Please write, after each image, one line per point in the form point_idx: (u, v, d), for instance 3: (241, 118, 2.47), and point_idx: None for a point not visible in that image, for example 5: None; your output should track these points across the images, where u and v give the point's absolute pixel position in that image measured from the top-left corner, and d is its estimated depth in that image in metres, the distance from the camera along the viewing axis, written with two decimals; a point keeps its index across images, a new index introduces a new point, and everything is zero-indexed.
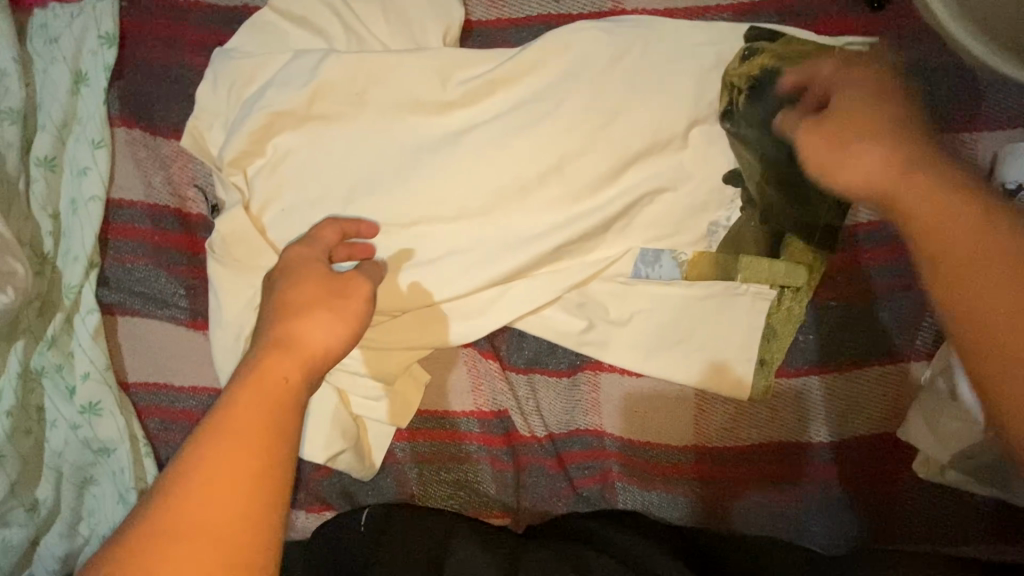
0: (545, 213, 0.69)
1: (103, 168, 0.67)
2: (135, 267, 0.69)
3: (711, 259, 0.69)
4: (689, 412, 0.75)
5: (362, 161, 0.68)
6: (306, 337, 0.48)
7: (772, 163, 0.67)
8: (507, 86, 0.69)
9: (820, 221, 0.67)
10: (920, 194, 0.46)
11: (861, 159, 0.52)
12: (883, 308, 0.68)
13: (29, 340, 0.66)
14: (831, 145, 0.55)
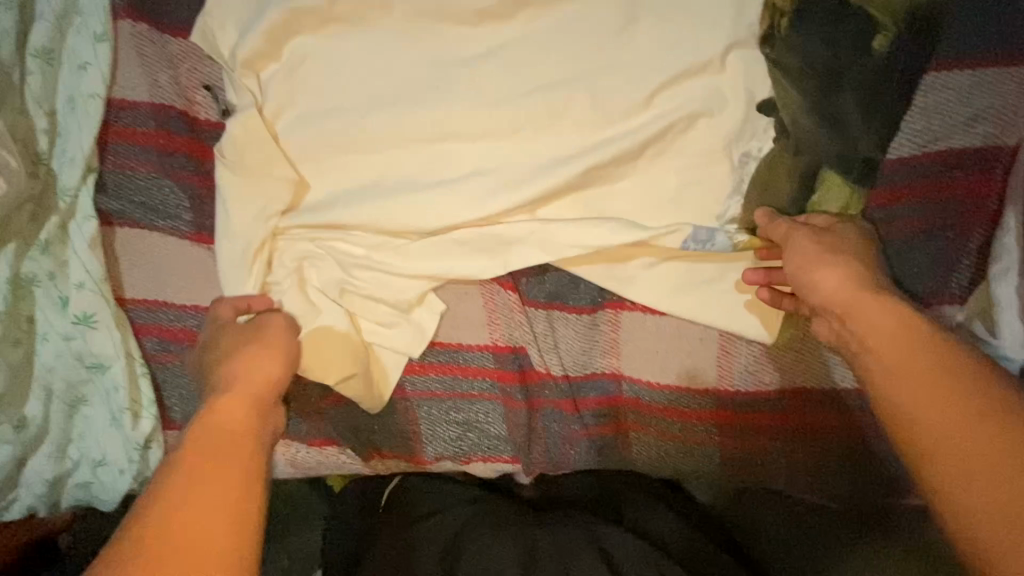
0: (575, 136, 0.65)
1: (104, 63, 0.62)
2: (136, 174, 0.65)
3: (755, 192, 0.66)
4: (712, 354, 0.73)
5: (385, 69, 0.64)
6: (252, 369, 0.55)
7: (812, 91, 0.64)
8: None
9: (859, 153, 0.65)
10: (870, 320, 0.53)
11: (832, 268, 0.57)
12: (919, 249, 0.65)
13: (20, 245, 0.62)
14: (818, 252, 0.59)
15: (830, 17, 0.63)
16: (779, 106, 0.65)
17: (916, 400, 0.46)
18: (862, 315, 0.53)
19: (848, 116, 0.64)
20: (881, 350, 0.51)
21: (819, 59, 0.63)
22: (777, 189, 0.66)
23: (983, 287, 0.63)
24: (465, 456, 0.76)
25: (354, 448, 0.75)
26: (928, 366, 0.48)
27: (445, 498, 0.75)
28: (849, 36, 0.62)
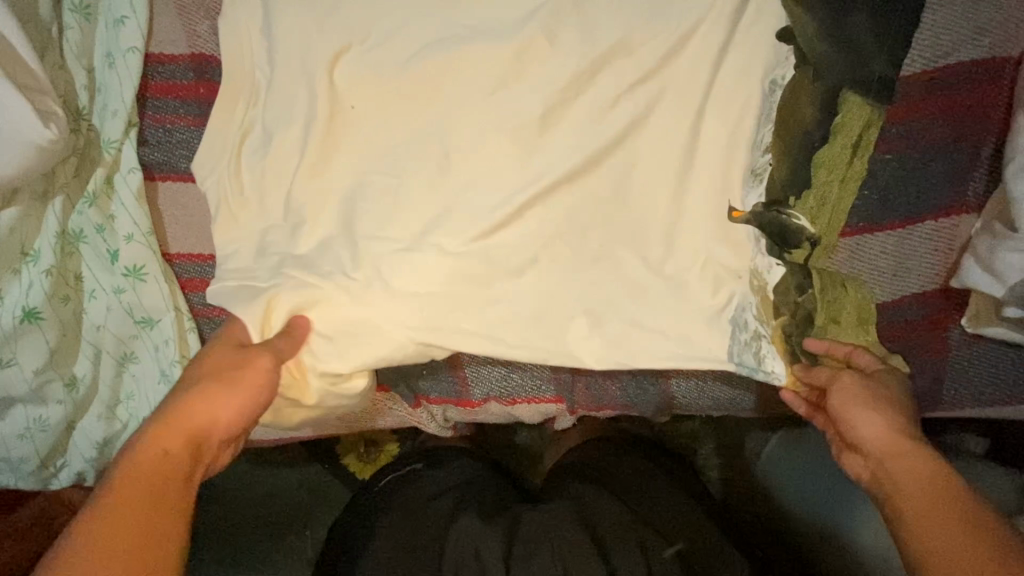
0: (604, 73, 0.68)
1: (141, 16, 0.63)
2: (176, 128, 0.66)
3: (789, 111, 0.68)
4: None
5: (413, 14, 0.66)
6: (212, 411, 0.51)
7: (827, 15, 0.66)
8: None
9: (875, 71, 0.67)
10: (904, 471, 0.55)
11: (872, 416, 0.61)
12: (934, 160, 0.69)
13: (66, 199, 0.62)
14: (865, 399, 0.62)
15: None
16: (797, 34, 0.67)
17: (932, 539, 0.49)
18: (900, 469, 0.55)
19: (862, 37, 0.66)
20: (913, 501, 0.52)
21: None
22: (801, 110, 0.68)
23: (999, 193, 0.66)
24: (509, 398, 0.77)
25: (401, 395, 0.75)
26: (952, 516, 0.49)
27: (449, 475, 0.84)
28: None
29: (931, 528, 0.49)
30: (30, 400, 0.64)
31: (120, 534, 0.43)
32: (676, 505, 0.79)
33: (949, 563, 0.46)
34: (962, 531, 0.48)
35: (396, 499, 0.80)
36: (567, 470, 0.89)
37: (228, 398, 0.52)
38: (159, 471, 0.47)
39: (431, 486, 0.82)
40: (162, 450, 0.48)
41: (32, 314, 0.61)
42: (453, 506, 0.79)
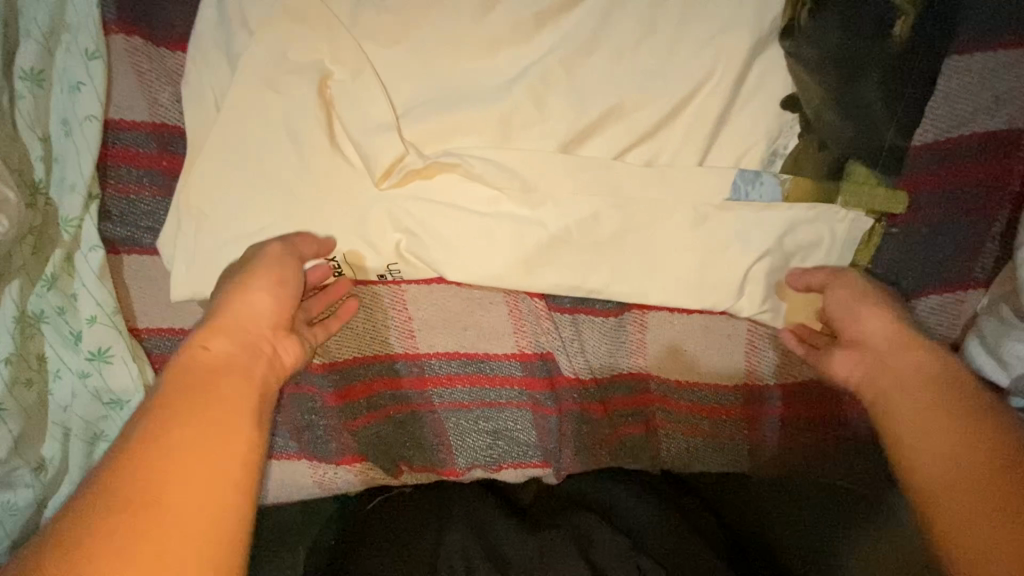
0: (594, 141, 0.64)
1: (98, 82, 0.59)
2: (141, 199, 0.62)
3: (798, 187, 0.63)
4: (740, 347, 0.73)
5: (390, 83, 0.62)
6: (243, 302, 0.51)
7: (840, 81, 0.61)
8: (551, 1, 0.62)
9: (886, 142, 0.63)
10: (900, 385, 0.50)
11: (879, 315, 0.56)
12: (944, 230, 0.65)
13: (25, 281, 0.58)
14: (863, 301, 0.58)
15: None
16: (803, 102, 0.63)
17: (923, 460, 0.45)
18: (892, 368, 0.52)
19: (871, 105, 0.61)
20: (905, 415, 0.48)
21: (842, 46, 0.60)
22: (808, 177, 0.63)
23: (1006, 272, 0.63)
24: (494, 464, 0.76)
25: (381, 465, 0.73)
26: (939, 419, 0.46)
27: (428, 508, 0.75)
28: (870, 27, 0.59)
29: (927, 451, 0.45)
30: None
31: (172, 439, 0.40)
32: (680, 534, 0.68)
33: (950, 487, 0.42)
34: (947, 439, 0.44)
35: (372, 534, 0.71)
36: (558, 493, 0.77)
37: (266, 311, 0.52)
38: (231, 400, 0.44)
39: (409, 521, 0.72)
40: (220, 401, 0.44)
41: None
42: (436, 533, 0.69)
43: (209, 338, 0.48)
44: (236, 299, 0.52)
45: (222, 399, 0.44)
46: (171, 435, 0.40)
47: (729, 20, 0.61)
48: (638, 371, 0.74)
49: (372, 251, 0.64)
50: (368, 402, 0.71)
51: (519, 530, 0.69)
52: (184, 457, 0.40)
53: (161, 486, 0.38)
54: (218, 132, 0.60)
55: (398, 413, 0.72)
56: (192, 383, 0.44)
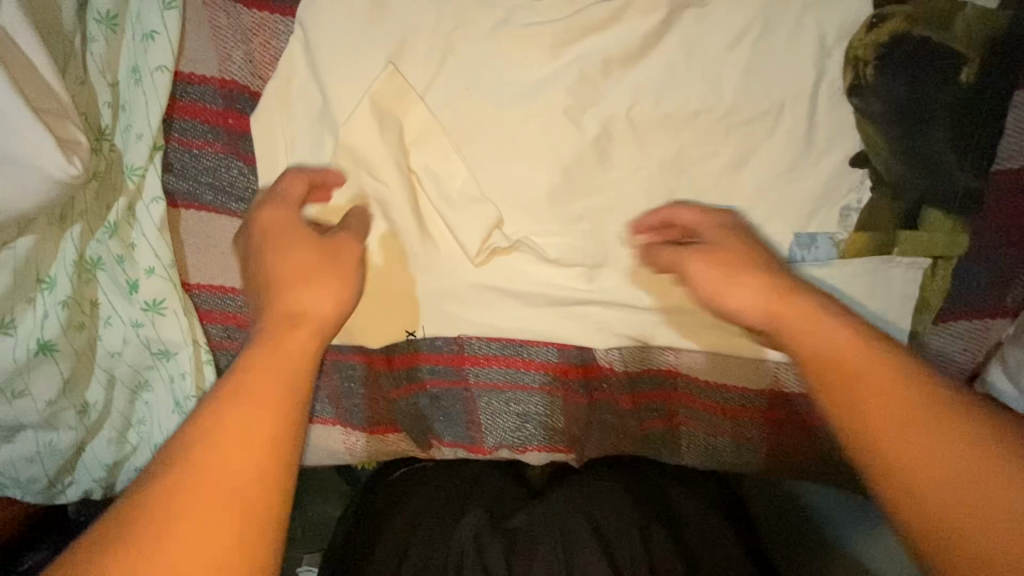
0: (656, 147, 0.65)
1: (172, 32, 0.58)
2: (203, 153, 0.62)
3: (863, 242, 0.66)
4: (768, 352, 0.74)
5: (461, 68, 0.62)
6: (308, 307, 0.49)
7: (906, 135, 0.64)
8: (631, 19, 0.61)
9: (958, 183, 0.64)
10: (880, 366, 0.44)
11: (752, 285, 0.53)
12: (995, 256, 0.66)
13: (86, 227, 0.59)
14: (726, 271, 0.55)
15: (912, 60, 0.62)
16: (871, 158, 0.65)
17: (925, 451, 0.40)
18: (840, 365, 0.45)
19: (941, 152, 0.64)
20: (892, 403, 0.42)
21: (903, 105, 0.63)
22: (879, 231, 0.66)
23: None
24: (521, 445, 0.78)
25: (413, 436, 0.76)
26: (912, 404, 0.41)
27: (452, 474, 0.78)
28: (932, 81, 0.62)
29: (919, 446, 0.40)
30: (40, 426, 0.62)
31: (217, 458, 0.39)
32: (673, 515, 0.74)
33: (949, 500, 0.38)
34: (918, 429, 0.40)
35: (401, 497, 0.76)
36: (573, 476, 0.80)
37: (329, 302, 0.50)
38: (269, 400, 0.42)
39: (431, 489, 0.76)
40: (244, 423, 0.41)
41: (46, 346, 0.59)
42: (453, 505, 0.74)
43: (304, 340, 0.47)
44: (313, 304, 0.50)
45: (242, 417, 0.41)
46: (197, 467, 0.39)
47: (804, 33, 0.62)
48: (669, 367, 0.75)
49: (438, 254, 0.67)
50: (406, 375, 0.73)
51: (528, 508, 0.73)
52: (190, 507, 0.37)
53: (211, 498, 0.38)
54: (312, 118, 0.62)
55: (435, 388, 0.74)
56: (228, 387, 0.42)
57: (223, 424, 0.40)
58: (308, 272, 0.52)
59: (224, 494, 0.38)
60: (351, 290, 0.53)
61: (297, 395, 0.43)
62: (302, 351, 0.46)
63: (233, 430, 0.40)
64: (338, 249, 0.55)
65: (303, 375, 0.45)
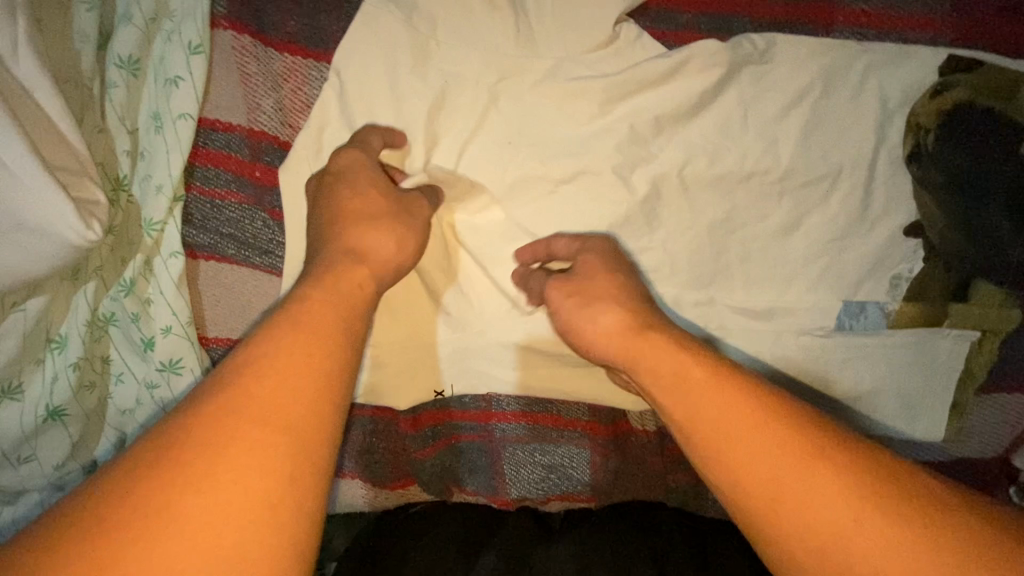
0: (706, 208, 0.61)
1: (197, 79, 0.54)
2: (226, 205, 0.58)
3: (912, 313, 0.64)
4: None
5: (505, 122, 0.58)
6: (373, 249, 0.49)
7: (962, 206, 0.61)
8: (687, 74, 0.58)
9: (1013, 257, 0.62)
10: (720, 412, 0.42)
11: (603, 313, 0.51)
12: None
13: (100, 283, 0.56)
14: (579, 297, 0.53)
15: (977, 129, 0.60)
16: (924, 227, 0.62)
17: (806, 517, 0.37)
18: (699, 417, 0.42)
19: (998, 223, 0.62)
20: (751, 469, 0.39)
21: (963, 175, 0.61)
22: (931, 302, 0.64)
23: None
24: (544, 498, 0.74)
25: (433, 489, 0.73)
26: (722, 393, 0.42)
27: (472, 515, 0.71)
28: (996, 151, 0.60)
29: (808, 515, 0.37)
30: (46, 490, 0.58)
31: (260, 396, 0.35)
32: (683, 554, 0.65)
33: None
34: (738, 418, 0.41)
35: (413, 524, 0.69)
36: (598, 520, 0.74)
37: (390, 252, 0.51)
38: (304, 345, 0.38)
39: (456, 518, 0.70)
40: (277, 384, 0.36)
41: (55, 413, 0.56)
42: (465, 540, 0.66)
43: (364, 279, 0.47)
44: (376, 243, 0.50)
45: (275, 377, 0.36)
46: (238, 410, 0.34)
47: (866, 96, 0.59)
48: None
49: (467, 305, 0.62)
50: (432, 432, 0.70)
51: (552, 543, 0.66)
52: (212, 478, 0.32)
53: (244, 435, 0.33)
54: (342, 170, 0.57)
55: (459, 442, 0.71)
56: (258, 347, 0.37)
57: (250, 385, 0.35)
58: (377, 211, 0.51)
59: (267, 443, 0.34)
60: (413, 239, 0.53)
61: (338, 336, 0.41)
62: (360, 294, 0.46)
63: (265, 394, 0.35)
64: (407, 206, 0.54)
65: (355, 314, 0.44)
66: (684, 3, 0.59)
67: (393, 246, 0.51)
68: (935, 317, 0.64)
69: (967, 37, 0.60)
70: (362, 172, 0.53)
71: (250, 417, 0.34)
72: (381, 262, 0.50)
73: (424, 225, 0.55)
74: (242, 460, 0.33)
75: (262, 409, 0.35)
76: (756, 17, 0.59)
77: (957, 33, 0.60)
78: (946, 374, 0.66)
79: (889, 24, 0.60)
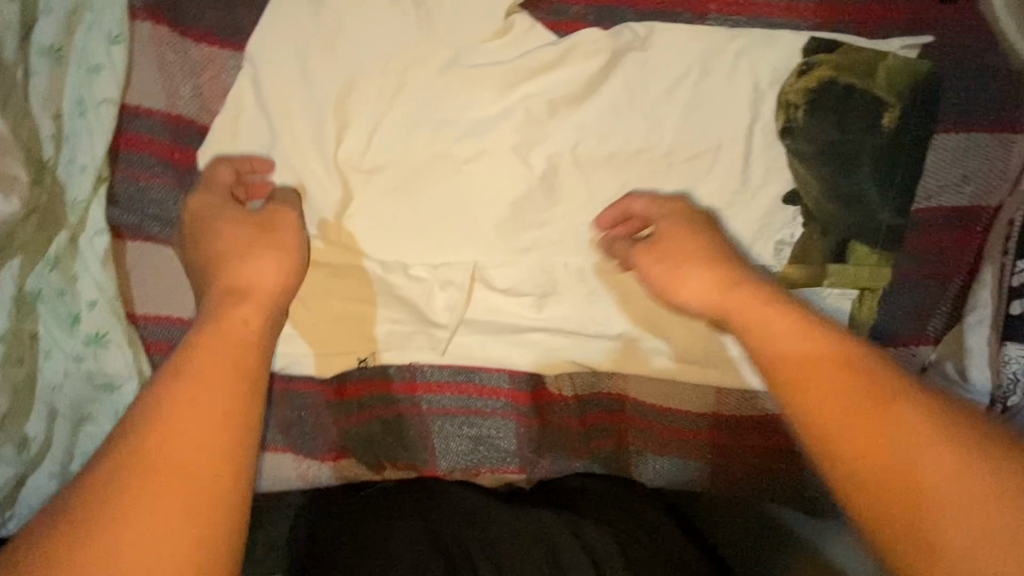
0: (600, 183, 0.67)
1: (117, 66, 0.58)
2: (150, 186, 0.61)
3: (794, 275, 0.70)
4: (709, 394, 0.77)
5: (413, 105, 0.63)
6: (256, 282, 0.50)
7: (832, 175, 0.68)
8: (584, 61, 0.64)
9: (881, 221, 0.69)
10: (819, 385, 0.44)
11: (697, 274, 0.56)
12: (922, 285, 0.71)
13: (25, 260, 0.58)
14: (667, 268, 0.58)
15: (840, 104, 0.66)
16: (802, 196, 0.69)
17: (914, 475, 0.39)
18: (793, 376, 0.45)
19: (865, 190, 0.69)
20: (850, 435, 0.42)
21: (832, 147, 0.67)
22: (810, 265, 0.70)
23: (957, 332, 0.70)
24: (474, 468, 0.78)
25: (363, 461, 0.76)
26: (834, 375, 0.44)
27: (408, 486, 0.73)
28: (858, 123, 0.67)
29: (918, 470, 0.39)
30: None
31: (180, 457, 0.38)
32: (640, 513, 0.70)
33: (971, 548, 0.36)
34: (862, 427, 0.41)
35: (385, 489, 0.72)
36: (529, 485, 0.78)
37: (275, 286, 0.51)
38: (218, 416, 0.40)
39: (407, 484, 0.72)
40: (191, 449, 0.39)
41: None
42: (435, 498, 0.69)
43: (251, 314, 0.48)
44: (249, 275, 0.51)
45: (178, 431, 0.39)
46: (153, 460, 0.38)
47: (739, 78, 0.66)
48: (619, 391, 0.78)
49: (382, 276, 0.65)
50: (359, 404, 0.74)
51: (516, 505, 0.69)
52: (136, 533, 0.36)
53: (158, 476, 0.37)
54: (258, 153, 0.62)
55: (387, 415, 0.74)
56: (162, 401, 0.40)
57: (167, 442, 0.39)
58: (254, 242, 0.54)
59: (179, 491, 0.37)
60: (293, 261, 0.54)
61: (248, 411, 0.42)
62: (259, 354, 0.46)
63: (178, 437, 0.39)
64: (272, 222, 0.56)
65: (259, 375, 0.44)
66: None
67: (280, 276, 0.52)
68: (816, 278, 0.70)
69: (831, 20, 0.66)
70: (222, 214, 0.56)
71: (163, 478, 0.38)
72: (269, 288, 0.51)
73: (297, 237, 0.56)
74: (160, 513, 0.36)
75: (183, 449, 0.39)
76: (639, 8, 0.65)
77: (819, 16, 0.66)
78: (832, 330, 0.72)
79: (759, 11, 0.66)
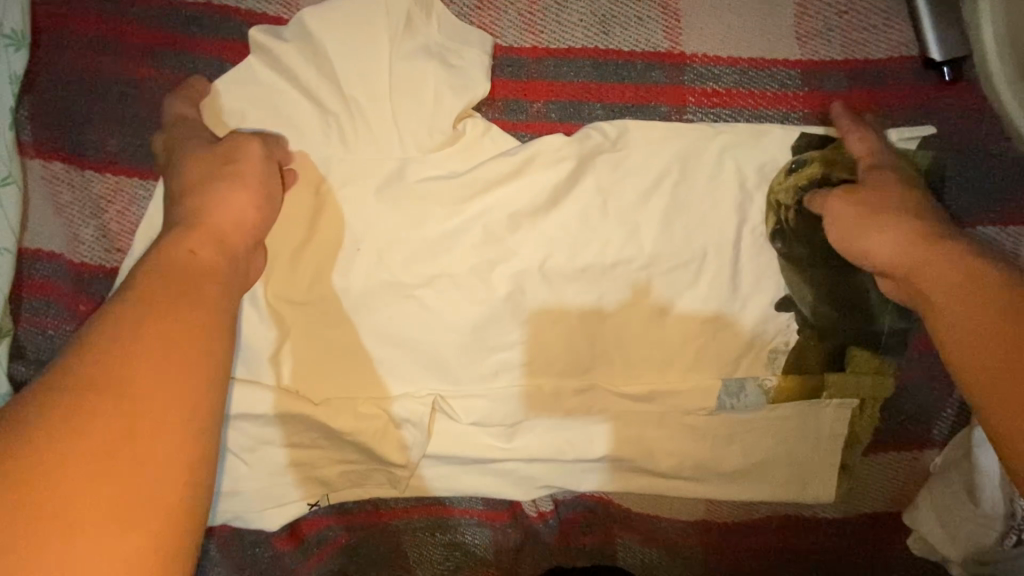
0: (572, 299, 0.60)
1: (9, 210, 0.51)
2: (57, 337, 0.54)
3: (789, 386, 0.64)
4: (698, 507, 0.70)
5: (358, 229, 0.57)
6: (215, 212, 0.47)
7: (829, 279, 0.61)
8: (554, 167, 0.57)
9: (883, 324, 0.63)
10: (973, 334, 0.45)
11: (885, 231, 0.54)
12: (928, 389, 0.66)
13: None
14: (864, 217, 0.55)
15: None
16: (796, 302, 0.62)
17: None
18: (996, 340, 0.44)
19: (865, 292, 0.62)
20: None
21: (828, 248, 0.61)
22: (806, 375, 0.64)
23: (964, 435, 0.65)
24: None
25: None
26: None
27: None
28: None
29: None
30: None
31: (113, 427, 0.34)
32: None
33: None
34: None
35: None
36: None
37: (246, 219, 0.49)
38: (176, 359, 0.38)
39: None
40: (124, 421, 0.34)
41: None
42: None
43: (198, 245, 0.45)
44: (218, 209, 0.48)
45: (142, 397, 0.35)
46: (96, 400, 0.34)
47: (723, 177, 0.59)
48: (600, 496, 0.70)
49: (329, 419, 0.58)
50: (316, 540, 0.68)
51: None
52: (102, 509, 0.32)
53: (100, 427, 0.34)
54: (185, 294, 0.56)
55: (350, 541, 0.69)
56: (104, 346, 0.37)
57: (124, 384, 0.35)
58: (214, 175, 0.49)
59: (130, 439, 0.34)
60: (259, 193, 0.50)
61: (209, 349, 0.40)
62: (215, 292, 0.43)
63: (144, 393, 0.36)
64: (234, 153, 0.50)
65: (221, 314, 0.42)
66: (532, 93, 0.59)
67: (256, 215, 0.49)
68: (813, 388, 0.64)
69: (821, 109, 0.60)
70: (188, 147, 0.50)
71: (114, 464, 0.33)
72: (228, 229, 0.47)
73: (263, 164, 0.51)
74: (112, 465, 0.33)
75: (137, 405, 0.35)
76: (608, 103, 0.59)
77: (806, 106, 0.60)
78: (832, 440, 0.66)
79: (741, 102, 0.60)
